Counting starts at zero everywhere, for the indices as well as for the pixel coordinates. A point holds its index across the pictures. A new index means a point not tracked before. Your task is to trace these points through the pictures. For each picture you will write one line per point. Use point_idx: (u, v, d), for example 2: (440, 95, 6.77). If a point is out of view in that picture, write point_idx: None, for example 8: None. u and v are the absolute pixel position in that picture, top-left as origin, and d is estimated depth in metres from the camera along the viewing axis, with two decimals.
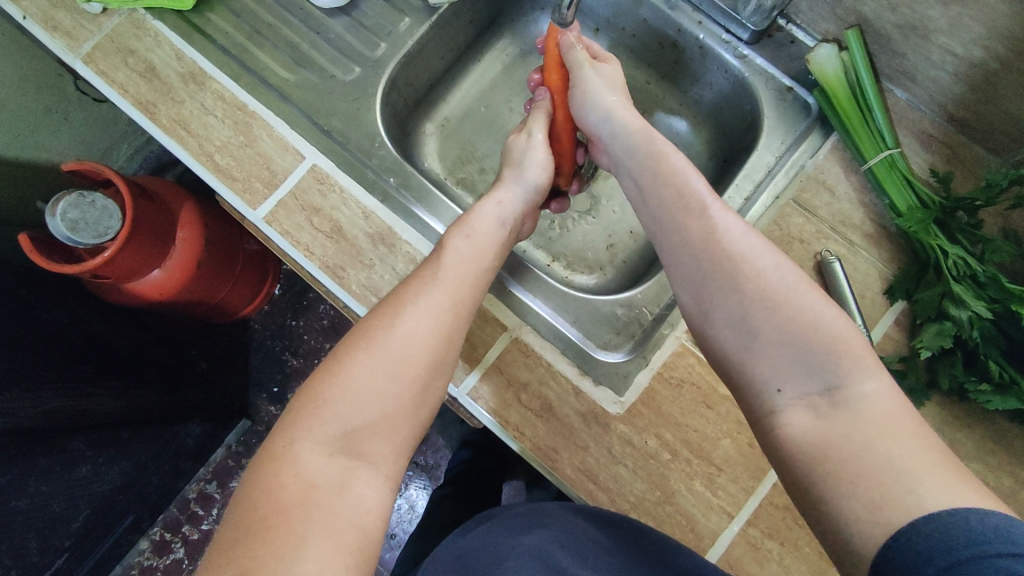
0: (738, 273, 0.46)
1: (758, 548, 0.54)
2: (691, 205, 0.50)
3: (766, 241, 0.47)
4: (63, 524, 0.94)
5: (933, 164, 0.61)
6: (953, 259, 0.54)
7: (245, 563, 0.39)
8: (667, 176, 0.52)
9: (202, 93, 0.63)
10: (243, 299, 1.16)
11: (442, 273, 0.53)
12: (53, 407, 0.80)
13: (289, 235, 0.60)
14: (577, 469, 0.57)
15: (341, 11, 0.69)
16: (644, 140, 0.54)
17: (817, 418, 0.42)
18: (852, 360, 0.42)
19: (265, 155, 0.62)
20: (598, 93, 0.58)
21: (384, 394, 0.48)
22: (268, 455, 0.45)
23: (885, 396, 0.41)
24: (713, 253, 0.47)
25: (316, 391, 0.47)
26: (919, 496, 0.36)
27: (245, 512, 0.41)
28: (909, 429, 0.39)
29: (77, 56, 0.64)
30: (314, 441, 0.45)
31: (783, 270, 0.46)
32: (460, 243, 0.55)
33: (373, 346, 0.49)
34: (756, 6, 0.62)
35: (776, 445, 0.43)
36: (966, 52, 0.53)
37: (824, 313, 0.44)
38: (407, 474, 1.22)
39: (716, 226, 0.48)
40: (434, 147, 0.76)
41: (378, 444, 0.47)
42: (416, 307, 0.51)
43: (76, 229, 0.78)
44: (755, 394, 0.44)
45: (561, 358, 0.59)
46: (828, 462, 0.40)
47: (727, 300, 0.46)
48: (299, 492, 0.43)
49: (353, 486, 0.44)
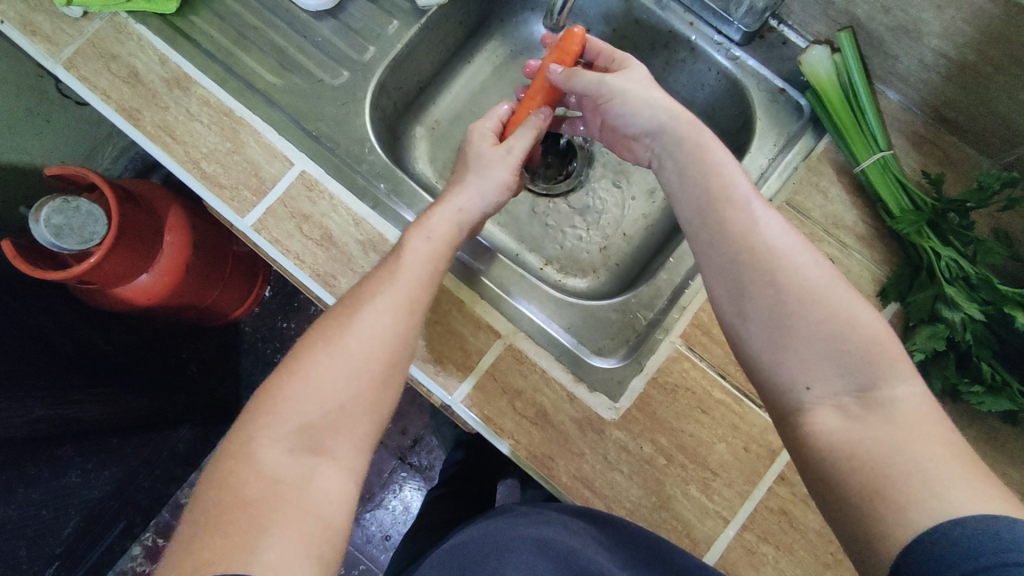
0: (776, 271, 0.45)
1: (754, 552, 0.54)
2: (733, 198, 0.48)
3: (804, 241, 0.47)
4: (54, 531, 0.94)
5: (925, 166, 0.61)
6: (945, 261, 0.54)
7: (201, 563, 0.37)
8: (711, 169, 0.49)
9: (188, 98, 0.62)
10: (233, 301, 1.15)
11: (400, 271, 0.52)
12: (41, 415, 0.80)
13: (279, 243, 0.59)
14: (573, 476, 0.57)
15: (329, 14, 0.68)
16: (682, 130, 0.50)
17: (847, 417, 0.42)
18: (887, 364, 0.43)
19: (252, 162, 0.61)
20: (642, 93, 0.53)
21: (342, 391, 0.47)
22: (228, 451, 0.45)
23: (917, 400, 0.41)
24: (752, 249, 0.46)
25: (274, 390, 0.47)
26: (946, 500, 0.36)
27: (207, 500, 0.41)
28: (940, 433, 0.40)
29: (59, 61, 0.62)
30: (272, 438, 0.45)
31: (822, 270, 0.46)
32: (420, 244, 0.54)
33: (330, 345, 0.48)
34: (748, 7, 0.62)
35: (801, 441, 0.43)
36: (958, 54, 0.53)
37: (860, 315, 0.44)
38: (401, 475, 1.22)
39: (756, 223, 0.47)
40: (425, 150, 0.75)
41: (338, 439, 0.47)
42: (372, 305, 0.50)
43: (61, 235, 0.77)
44: (781, 392, 0.45)
45: (555, 364, 0.59)
46: (854, 462, 0.40)
47: (761, 296, 0.45)
48: (260, 486, 0.42)
49: (315, 480, 0.44)
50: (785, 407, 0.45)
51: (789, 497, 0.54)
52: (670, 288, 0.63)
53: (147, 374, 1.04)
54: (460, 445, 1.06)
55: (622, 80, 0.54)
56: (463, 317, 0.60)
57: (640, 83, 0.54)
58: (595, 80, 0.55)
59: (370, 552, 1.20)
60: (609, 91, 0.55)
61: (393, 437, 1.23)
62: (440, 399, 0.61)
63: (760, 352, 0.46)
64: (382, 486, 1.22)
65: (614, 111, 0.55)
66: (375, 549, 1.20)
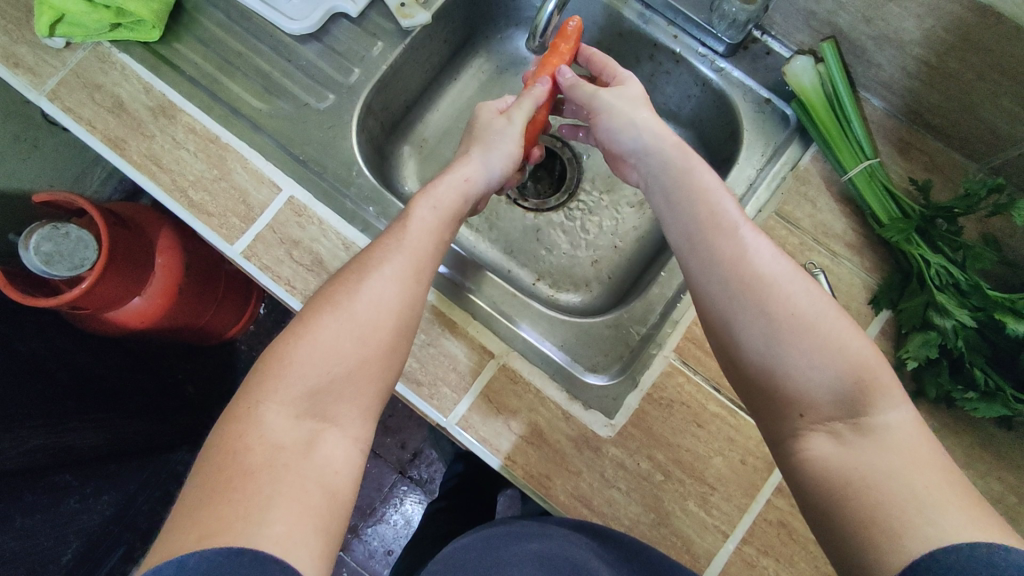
0: (768, 296, 0.46)
1: (754, 565, 0.54)
2: (722, 224, 0.49)
3: (792, 266, 0.48)
4: (56, 561, 0.93)
5: (912, 173, 0.61)
6: (935, 268, 0.55)
7: (209, 527, 0.37)
8: (696, 193, 0.51)
9: (173, 127, 0.62)
10: (228, 319, 1.14)
11: (407, 238, 0.52)
12: (35, 445, 0.80)
13: (269, 270, 0.59)
14: (570, 494, 0.56)
15: (313, 37, 0.67)
16: (668, 152, 0.54)
17: (841, 444, 0.42)
18: (879, 390, 0.43)
19: (240, 188, 0.61)
20: (629, 110, 0.56)
21: (350, 357, 0.47)
22: (232, 414, 0.44)
23: (910, 425, 0.42)
24: (741, 272, 0.47)
25: (280, 352, 0.46)
26: (939, 528, 0.36)
27: (213, 465, 0.41)
28: (932, 458, 0.40)
29: (42, 93, 0.62)
30: (277, 402, 0.44)
31: (812, 295, 0.46)
32: (427, 211, 0.54)
33: (338, 310, 0.48)
34: (731, 20, 0.62)
35: (798, 467, 0.44)
36: (940, 62, 0.53)
37: (850, 342, 0.44)
38: (401, 489, 1.22)
39: (746, 248, 0.48)
40: (413, 169, 0.75)
41: (343, 406, 0.47)
42: (380, 272, 0.50)
43: (51, 262, 0.76)
44: (779, 418, 0.45)
45: (550, 383, 0.59)
46: (849, 486, 0.40)
47: (752, 321, 0.46)
48: (264, 454, 0.42)
49: (319, 448, 0.44)
50: (782, 435, 0.45)
51: (787, 509, 0.54)
52: (663, 302, 0.63)
53: (140, 398, 1.03)
54: (460, 457, 1.06)
55: (614, 95, 0.57)
56: (456, 339, 0.60)
57: (631, 104, 0.57)
58: (592, 91, 0.58)
59: (373, 567, 1.19)
60: (603, 106, 0.57)
61: (392, 451, 1.22)
62: (435, 421, 0.60)
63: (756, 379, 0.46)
64: (383, 501, 1.22)
65: (604, 126, 0.58)
66: (377, 564, 1.19)
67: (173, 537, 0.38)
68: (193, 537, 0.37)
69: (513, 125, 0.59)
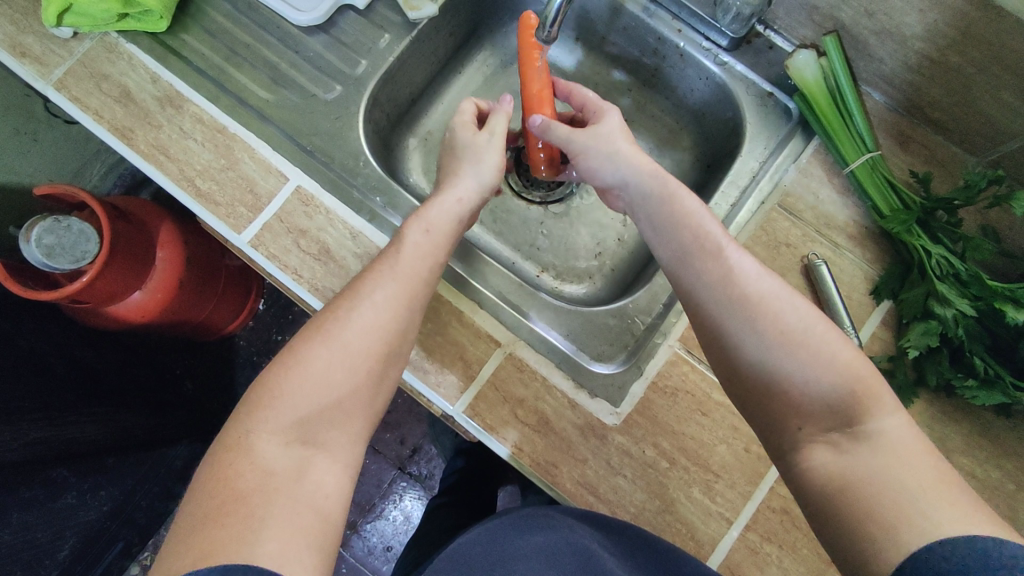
0: (755, 314, 0.47)
1: (758, 552, 0.54)
2: (706, 247, 0.50)
3: (780, 282, 0.49)
4: (54, 557, 0.92)
5: (912, 165, 0.63)
6: (936, 259, 0.55)
7: (204, 550, 0.38)
8: (682, 219, 0.52)
9: (180, 117, 0.62)
10: (229, 314, 1.14)
11: (401, 263, 0.52)
12: (36, 438, 0.80)
13: (276, 259, 0.59)
14: (576, 482, 0.57)
15: (320, 29, 0.67)
16: (648, 183, 0.54)
17: (840, 452, 0.42)
18: (870, 397, 0.43)
19: (248, 178, 0.61)
20: (607, 147, 0.57)
21: (339, 386, 0.47)
22: (224, 443, 0.44)
23: (905, 431, 0.42)
24: (729, 294, 0.48)
25: (271, 381, 0.47)
26: (935, 521, 0.37)
27: (204, 491, 0.41)
28: (928, 462, 0.40)
29: (49, 82, 0.62)
30: (269, 431, 0.45)
31: (799, 309, 0.47)
32: (418, 236, 0.53)
33: (329, 338, 0.48)
34: (735, 14, 0.63)
35: (800, 480, 0.44)
36: (941, 56, 0.54)
37: (839, 353, 0.45)
38: (401, 486, 1.22)
39: (732, 268, 0.49)
40: (418, 161, 0.76)
41: (333, 433, 0.47)
42: (372, 299, 0.50)
43: (53, 254, 0.76)
44: (779, 433, 0.46)
45: (556, 372, 0.59)
46: (848, 491, 0.41)
47: (745, 342, 0.47)
48: (255, 480, 0.42)
49: (310, 474, 0.44)
50: (782, 445, 0.46)
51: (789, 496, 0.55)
52: (667, 293, 0.64)
53: (141, 393, 1.03)
54: (462, 452, 1.06)
55: (590, 136, 0.57)
56: (463, 329, 0.61)
57: (608, 138, 0.57)
58: (563, 134, 0.58)
59: (372, 563, 1.19)
60: (580, 148, 0.57)
61: (391, 447, 1.22)
62: (442, 410, 0.61)
63: (748, 390, 0.47)
64: (382, 497, 1.22)
65: (583, 166, 0.58)
66: (377, 560, 1.19)
67: (171, 559, 0.38)
68: (188, 559, 0.37)
69: (495, 138, 0.59)
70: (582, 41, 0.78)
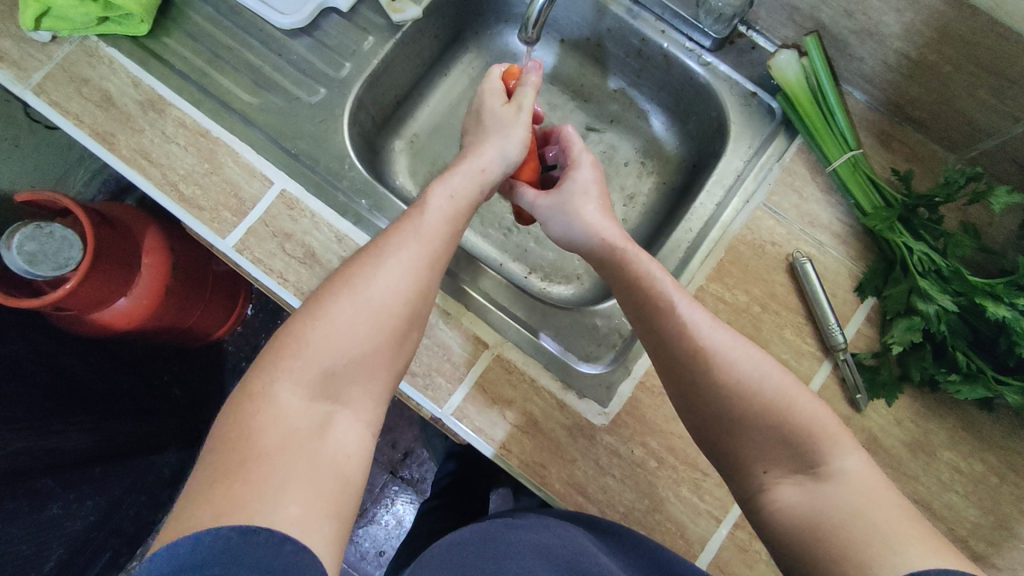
0: (715, 369, 0.46)
1: (746, 549, 0.55)
2: (659, 304, 0.50)
3: (734, 333, 0.48)
4: (40, 569, 0.91)
5: (893, 163, 0.63)
6: (918, 255, 0.56)
7: (226, 505, 0.37)
8: (632, 280, 0.52)
9: (163, 121, 0.62)
10: (215, 321, 1.13)
11: (424, 228, 0.52)
12: (19, 449, 0.79)
13: (261, 263, 0.59)
14: (565, 482, 0.57)
15: (303, 31, 0.67)
16: (597, 248, 0.56)
17: (805, 490, 0.43)
18: (829, 440, 0.44)
19: (231, 182, 0.61)
20: (564, 211, 0.59)
21: (362, 342, 0.46)
22: (246, 391, 0.43)
23: (863, 472, 0.43)
24: (686, 351, 0.47)
25: (295, 333, 0.46)
26: (904, 557, 0.37)
27: (226, 442, 0.40)
28: (893, 500, 0.41)
29: (28, 87, 0.62)
30: (292, 382, 0.43)
31: (756, 360, 0.47)
32: (442, 201, 0.54)
33: (353, 292, 0.47)
34: (716, 15, 0.64)
35: (767, 521, 0.44)
36: (919, 55, 0.55)
37: (799, 399, 0.45)
38: (392, 490, 1.21)
39: (687, 323, 0.49)
40: (405, 164, 0.76)
41: (355, 390, 0.46)
42: (398, 259, 0.49)
43: (35, 262, 0.75)
44: (743, 475, 0.46)
45: (544, 372, 0.59)
46: (821, 527, 0.41)
47: (706, 396, 0.47)
48: (279, 436, 0.41)
49: (332, 432, 0.43)
50: (748, 490, 0.46)
51: None
52: None
53: (128, 400, 1.02)
54: (453, 455, 1.06)
55: (547, 204, 0.60)
56: (451, 331, 0.60)
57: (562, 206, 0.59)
58: (530, 201, 0.62)
59: (364, 569, 1.18)
60: (544, 212, 0.61)
61: (382, 451, 1.22)
62: (431, 413, 0.60)
63: (715, 434, 0.47)
64: (374, 501, 1.21)
65: (546, 228, 0.62)
66: (369, 565, 1.18)
67: (188, 514, 0.37)
68: (209, 516, 0.36)
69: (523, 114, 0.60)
70: (566, 42, 0.79)
